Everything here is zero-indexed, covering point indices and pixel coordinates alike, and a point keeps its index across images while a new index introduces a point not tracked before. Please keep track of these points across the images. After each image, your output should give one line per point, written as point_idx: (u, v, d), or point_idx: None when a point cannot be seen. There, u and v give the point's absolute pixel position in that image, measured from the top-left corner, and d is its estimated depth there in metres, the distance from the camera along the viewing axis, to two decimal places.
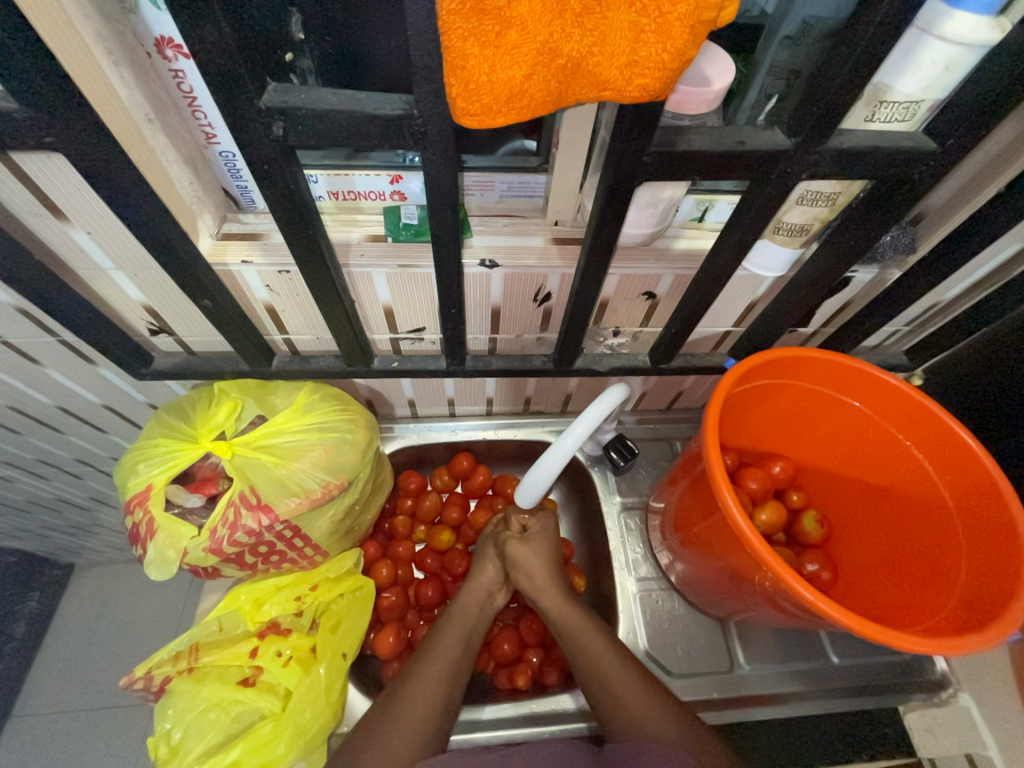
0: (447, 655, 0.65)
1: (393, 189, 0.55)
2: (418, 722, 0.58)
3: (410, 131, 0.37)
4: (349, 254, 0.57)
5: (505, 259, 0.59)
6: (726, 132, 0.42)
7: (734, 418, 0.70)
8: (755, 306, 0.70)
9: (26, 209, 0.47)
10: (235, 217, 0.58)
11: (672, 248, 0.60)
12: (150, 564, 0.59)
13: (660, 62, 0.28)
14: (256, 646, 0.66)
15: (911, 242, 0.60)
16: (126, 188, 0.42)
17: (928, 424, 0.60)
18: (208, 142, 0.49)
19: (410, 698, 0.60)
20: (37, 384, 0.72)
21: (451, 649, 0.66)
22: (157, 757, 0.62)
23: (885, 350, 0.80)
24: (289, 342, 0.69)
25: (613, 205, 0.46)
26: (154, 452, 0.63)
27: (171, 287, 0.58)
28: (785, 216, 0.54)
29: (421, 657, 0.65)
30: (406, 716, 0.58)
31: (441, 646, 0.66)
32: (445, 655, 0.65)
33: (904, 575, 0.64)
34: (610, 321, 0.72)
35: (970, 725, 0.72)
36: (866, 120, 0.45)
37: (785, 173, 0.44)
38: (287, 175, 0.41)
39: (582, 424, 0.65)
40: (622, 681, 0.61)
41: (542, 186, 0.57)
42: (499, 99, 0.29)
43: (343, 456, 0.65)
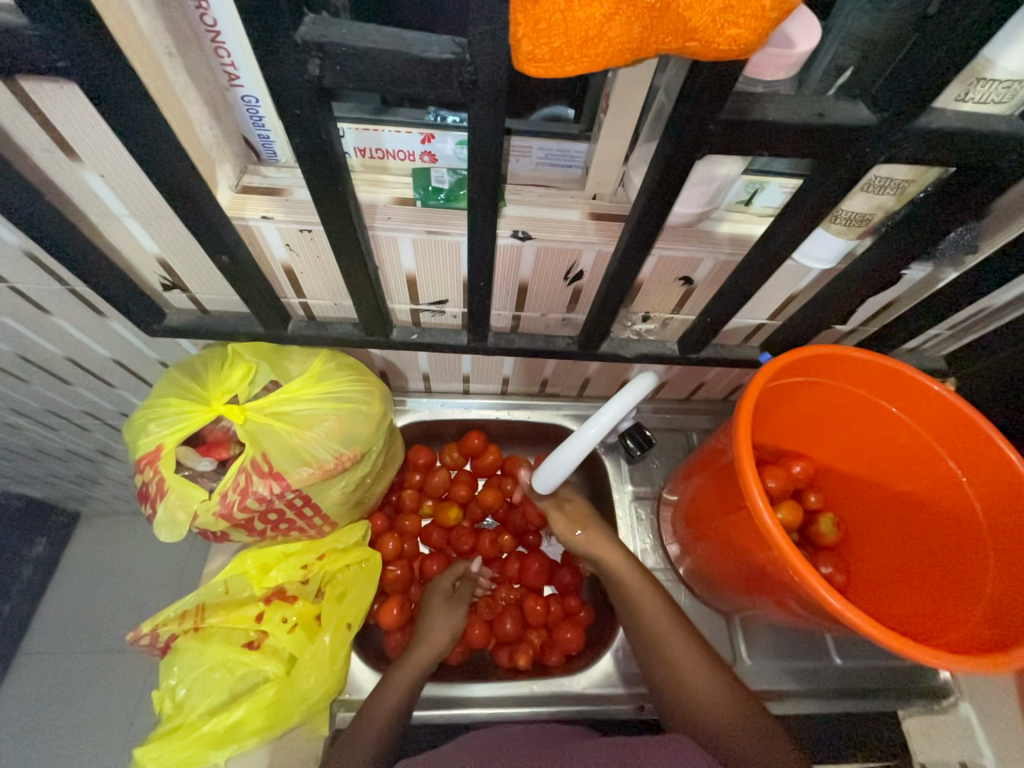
0: (410, 670, 0.64)
1: (423, 149, 0.51)
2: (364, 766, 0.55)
3: (459, 79, 0.34)
4: (376, 216, 0.54)
5: (538, 231, 0.55)
6: (804, 103, 0.38)
7: (760, 415, 0.67)
8: (794, 300, 0.66)
9: (36, 145, 0.44)
10: (255, 169, 0.54)
11: (717, 232, 0.56)
12: (160, 524, 0.57)
13: (760, 8, 0.25)
14: (262, 610, 0.66)
15: (973, 241, 0.56)
16: (144, 126, 0.39)
17: (967, 435, 0.57)
18: (231, 84, 0.46)
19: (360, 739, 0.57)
20: (45, 333, 0.70)
21: (404, 682, 0.63)
22: (162, 712, 0.63)
23: (922, 354, 0.77)
24: (305, 306, 0.66)
25: (668, 179, 0.42)
26: (166, 411, 0.61)
27: (186, 241, 0.55)
28: (846, 203, 0.50)
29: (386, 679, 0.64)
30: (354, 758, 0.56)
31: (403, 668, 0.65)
32: (394, 689, 0.62)
33: (923, 586, 0.63)
34: (641, 305, 0.69)
35: (969, 734, 0.72)
36: (958, 99, 0.40)
37: (862, 154, 0.40)
38: (319, 123, 0.38)
39: (607, 412, 0.63)
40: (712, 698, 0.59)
41: (582, 156, 0.53)
42: (571, 43, 0.26)
43: (358, 427, 0.63)
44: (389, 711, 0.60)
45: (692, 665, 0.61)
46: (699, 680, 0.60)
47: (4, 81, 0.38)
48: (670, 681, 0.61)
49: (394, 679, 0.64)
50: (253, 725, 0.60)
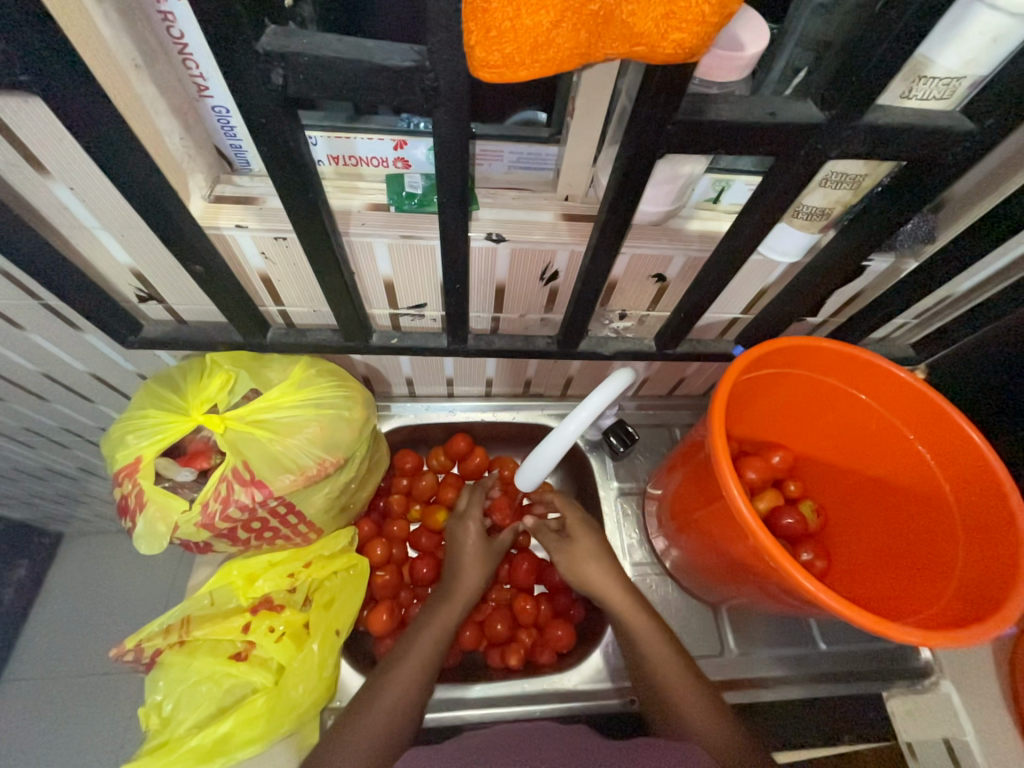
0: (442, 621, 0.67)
1: (396, 155, 0.52)
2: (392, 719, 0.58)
3: (421, 86, 0.35)
4: (350, 222, 0.55)
5: (512, 233, 0.56)
6: (757, 103, 0.39)
7: (736, 407, 0.69)
8: (764, 294, 0.68)
9: (1, 159, 0.43)
10: (228, 178, 0.55)
11: (686, 229, 0.58)
12: (140, 537, 0.57)
13: (699, 14, 0.26)
14: (248, 621, 0.66)
15: (930, 231, 0.58)
16: (111, 139, 0.39)
17: (934, 419, 0.59)
18: (200, 94, 0.46)
19: (376, 711, 0.58)
20: (19, 349, 0.69)
21: (442, 630, 0.67)
22: (148, 728, 0.62)
23: (891, 343, 0.79)
24: (284, 314, 0.67)
25: (632, 179, 0.43)
26: (144, 423, 0.60)
27: (160, 252, 0.55)
28: (806, 199, 0.52)
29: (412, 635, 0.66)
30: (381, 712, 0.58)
31: (437, 617, 0.68)
32: (436, 629, 0.66)
33: (898, 565, 0.64)
34: (617, 304, 0.70)
35: (951, 712, 0.74)
36: (903, 96, 0.42)
37: (814, 150, 0.42)
38: (286, 131, 0.38)
39: (587, 408, 0.64)
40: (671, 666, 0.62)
41: (553, 158, 0.55)
42: (522, 50, 0.27)
43: (340, 433, 0.63)
44: (425, 658, 0.63)
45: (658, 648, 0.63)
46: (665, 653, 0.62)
47: None
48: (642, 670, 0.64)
49: (427, 630, 0.66)
50: (242, 736, 0.60)
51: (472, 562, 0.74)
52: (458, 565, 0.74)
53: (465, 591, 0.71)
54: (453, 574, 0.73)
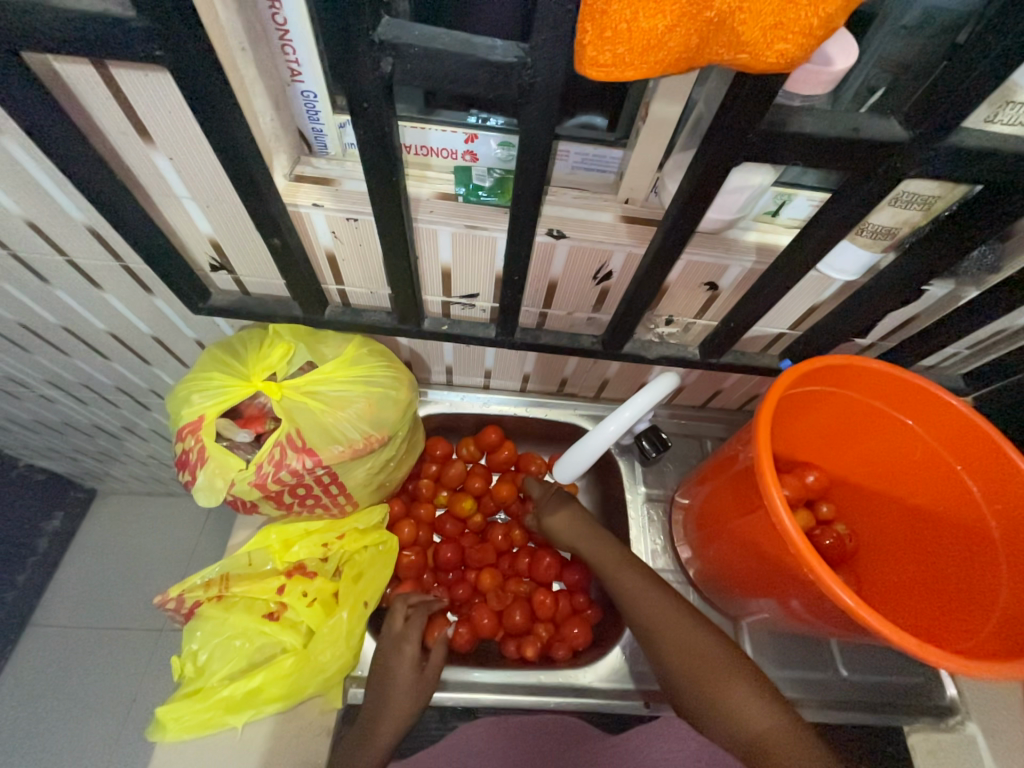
0: (394, 717, 0.61)
1: (466, 148, 0.54)
2: None
3: (519, 81, 0.36)
4: (419, 209, 0.57)
5: (572, 231, 0.58)
6: (840, 118, 0.40)
7: (777, 422, 0.69)
8: (815, 311, 0.68)
9: (115, 126, 0.47)
10: (307, 160, 0.57)
11: (743, 240, 0.58)
12: (198, 490, 0.60)
13: (808, 27, 0.27)
14: (283, 583, 0.68)
15: (997, 261, 0.57)
16: (221, 112, 0.42)
17: (984, 450, 0.58)
18: (292, 79, 0.49)
19: None
20: (93, 307, 0.73)
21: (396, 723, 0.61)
22: (182, 676, 0.65)
23: (940, 372, 0.77)
24: (342, 293, 0.69)
25: (704, 185, 0.44)
26: (208, 384, 0.64)
27: (240, 224, 0.58)
28: (873, 217, 0.52)
29: (367, 729, 0.61)
30: None
31: (389, 711, 0.62)
32: (390, 724, 0.61)
33: (935, 599, 0.63)
34: (664, 309, 0.71)
35: (972, 754, 0.71)
36: (987, 120, 0.42)
37: (892, 168, 0.42)
38: (383, 118, 0.41)
39: (628, 409, 0.65)
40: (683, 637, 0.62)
41: (617, 162, 0.56)
42: (634, 51, 0.28)
43: (386, 411, 0.66)
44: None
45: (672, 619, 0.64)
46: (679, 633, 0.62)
47: (98, 66, 0.41)
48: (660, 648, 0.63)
49: (378, 729, 0.60)
50: (271, 692, 0.63)
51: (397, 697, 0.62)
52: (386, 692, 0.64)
53: (392, 724, 0.61)
54: (380, 702, 0.63)
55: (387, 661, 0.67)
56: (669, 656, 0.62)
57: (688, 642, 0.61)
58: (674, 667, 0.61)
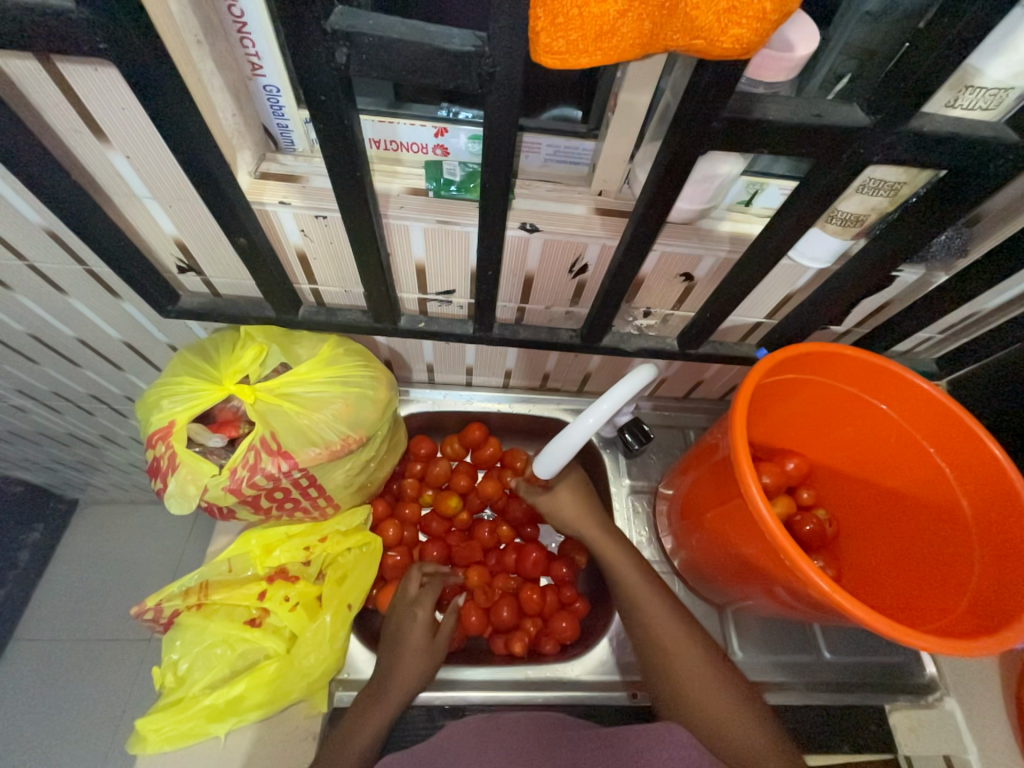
0: (408, 672, 0.64)
1: (436, 142, 0.53)
2: None
3: (478, 70, 0.36)
4: (388, 205, 0.56)
5: (546, 225, 0.58)
6: (804, 104, 0.40)
7: (756, 410, 0.69)
8: (790, 299, 0.68)
9: (66, 124, 0.45)
10: (273, 156, 0.56)
11: (716, 230, 0.58)
12: (170, 496, 0.59)
13: (761, 11, 0.27)
14: (264, 589, 0.67)
15: (964, 244, 0.58)
16: (174, 108, 0.40)
17: (955, 432, 0.59)
18: (253, 73, 0.47)
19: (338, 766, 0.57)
20: (58, 313, 0.71)
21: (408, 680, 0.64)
22: (163, 686, 0.64)
23: (914, 357, 0.78)
24: (316, 292, 0.68)
25: (672, 175, 0.44)
26: (179, 388, 0.62)
27: (205, 224, 0.57)
28: (841, 204, 0.52)
29: (379, 685, 0.64)
30: None
31: (403, 668, 0.65)
32: (403, 681, 0.64)
33: (913, 576, 0.64)
34: (642, 301, 0.71)
35: (954, 728, 0.73)
36: (947, 105, 0.43)
37: (857, 154, 0.42)
38: (342, 110, 0.40)
39: (607, 402, 0.65)
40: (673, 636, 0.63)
41: (589, 153, 0.56)
42: (587, 37, 0.28)
43: (364, 411, 0.65)
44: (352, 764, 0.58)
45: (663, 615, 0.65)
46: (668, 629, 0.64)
47: (42, 60, 0.39)
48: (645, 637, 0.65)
49: (392, 685, 0.63)
50: (254, 699, 0.62)
51: (411, 658, 0.65)
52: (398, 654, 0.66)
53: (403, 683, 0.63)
54: (392, 663, 0.66)
55: (398, 627, 0.69)
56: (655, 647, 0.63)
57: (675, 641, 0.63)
58: (661, 660, 0.63)
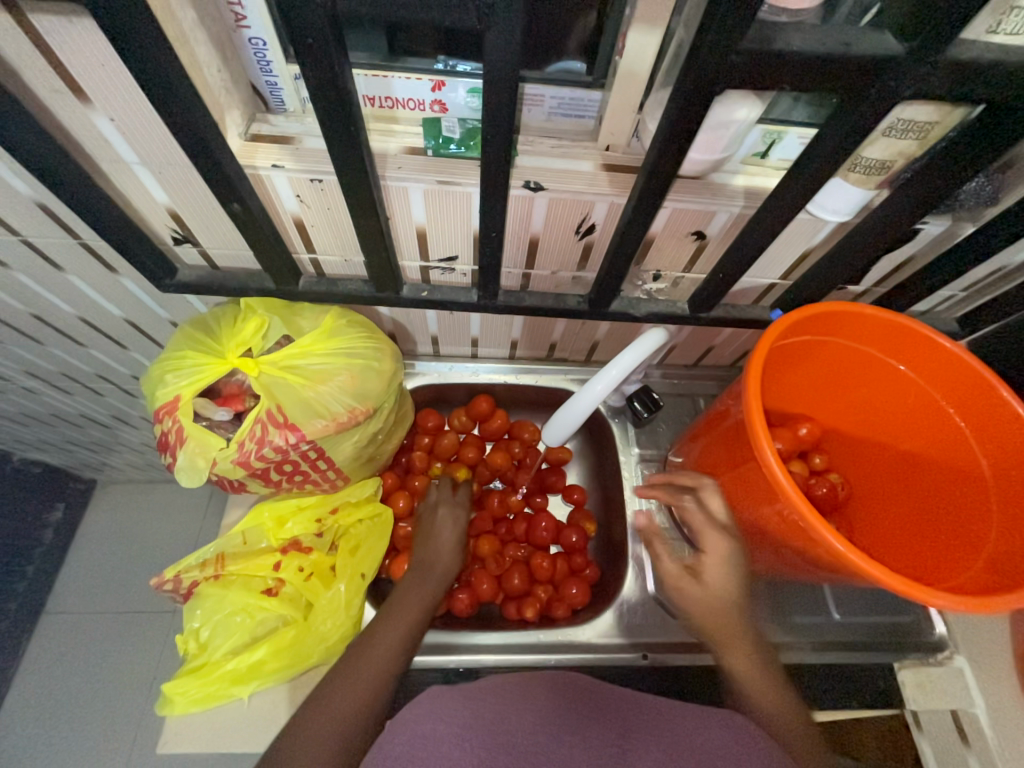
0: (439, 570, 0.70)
1: (434, 98, 0.50)
2: (379, 676, 0.55)
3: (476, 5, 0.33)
4: (386, 166, 0.53)
5: (551, 182, 0.55)
6: (831, 32, 0.37)
7: (768, 375, 0.68)
8: (807, 258, 0.66)
9: (46, 84, 0.43)
10: (263, 117, 0.54)
11: (730, 184, 0.55)
12: (180, 471, 0.59)
13: None
14: (278, 560, 0.68)
15: (994, 193, 0.54)
16: (154, 61, 0.38)
17: (977, 392, 0.57)
18: (238, 24, 0.44)
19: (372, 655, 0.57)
20: (59, 291, 0.70)
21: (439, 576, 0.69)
22: (186, 653, 0.66)
23: (933, 316, 0.76)
24: (315, 263, 0.67)
25: (687, 118, 0.41)
26: (182, 363, 0.62)
27: (198, 191, 0.55)
28: (865, 151, 0.49)
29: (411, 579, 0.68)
30: (368, 673, 0.55)
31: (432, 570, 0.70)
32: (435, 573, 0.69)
33: (916, 523, 0.65)
34: (652, 263, 0.68)
35: (961, 684, 0.74)
36: (989, 31, 0.39)
37: (887, 88, 0.39)
38: (333, 58, 0.37)
39: (616, 368, 0.64)
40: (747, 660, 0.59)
41: (595, 105, 0.52)
42: None
43: (370, 383, 0.64)
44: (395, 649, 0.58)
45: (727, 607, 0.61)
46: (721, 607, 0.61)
47: (14, 13, 0.37)
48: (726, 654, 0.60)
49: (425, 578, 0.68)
50: (273, 664, 0.64)
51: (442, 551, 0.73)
52: (431, 552, 0.72)
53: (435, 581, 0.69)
54: (428, 559, 0.72)
55: (710, 623, 0.61)
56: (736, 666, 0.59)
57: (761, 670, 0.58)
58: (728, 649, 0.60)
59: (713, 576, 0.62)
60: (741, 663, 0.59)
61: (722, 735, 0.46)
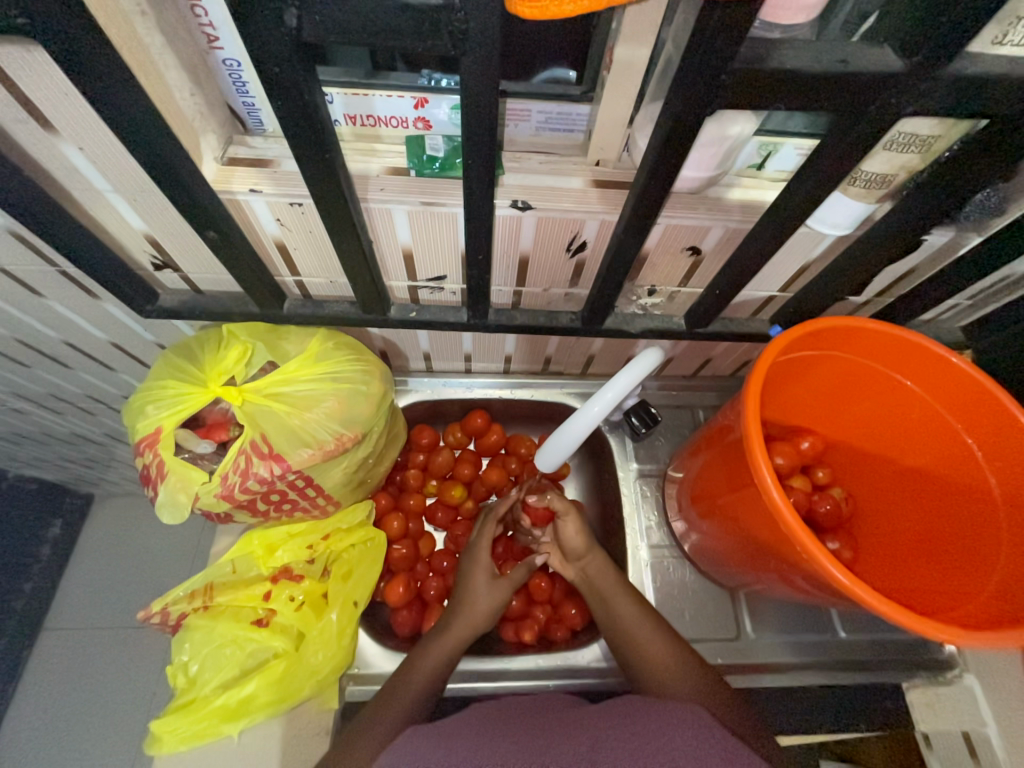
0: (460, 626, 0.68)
1: (416, 115, 0.48)
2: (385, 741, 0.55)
3: (449, 28, 0.32)
4: (368, 188, 0.52)
5: (539, 201, 0.53)
6: (827, 48, 0.35)
7: (769, 390, 0.66)
8: (806, 271, 0.64)
9: (8, 115, 0.41)
10: (242, 139, 0.52)
11: (725, 199, 0.53)
12: (161, 507, 0.57)
13: None
14: (268, 589, 0.67)
15: (1000, 204, 0.52)
16: (116, 91, 0.36)
17: (986, 409, 0.55)
18: (210, 47, 0.43)
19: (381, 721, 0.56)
20: (40, 316, 0.69)
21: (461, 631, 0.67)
22: (176, 687, 0.64)
23: (938, 326, 0.74)
24: (300, 284, 0.65)
25: (676, 137, 0.40)
26: (163, 394, 0.60)
27: (174, 218, 0.53)
28: (866, 164, 0.47)
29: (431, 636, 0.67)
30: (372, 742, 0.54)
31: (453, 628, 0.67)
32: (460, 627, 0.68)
33: (925, 543, 0.63)
34: (647, 279, 0.66)
35: (971, 704, 0.72)
36: (994, 42, 0.37)
37: (887, 104, 0.37)
38: (302, 84, 0.36)
39: (611, 389, 0.62)
40: (665, 660, 0.61)
41: (584, 119, 0.50)
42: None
43: (358, 408, 0.62)
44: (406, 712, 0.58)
45: (643, 628, 0.64)
46: (649, 641, 0.63)
47: None
48: (629, 649, 0.64)
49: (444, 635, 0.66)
50: (264, 698, 0.62)
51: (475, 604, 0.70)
52: (462, 601, 0.71)
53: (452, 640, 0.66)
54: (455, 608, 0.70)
55: (626, 632, 0.65)
56: (639, 649, 0.63)
57: (647, 633, 0.64)
58: (631, 648, 0.64)
59: (593, 563, 0.71)
60: (645, 639, 0.63)
61: (682, 735, 0.44)
